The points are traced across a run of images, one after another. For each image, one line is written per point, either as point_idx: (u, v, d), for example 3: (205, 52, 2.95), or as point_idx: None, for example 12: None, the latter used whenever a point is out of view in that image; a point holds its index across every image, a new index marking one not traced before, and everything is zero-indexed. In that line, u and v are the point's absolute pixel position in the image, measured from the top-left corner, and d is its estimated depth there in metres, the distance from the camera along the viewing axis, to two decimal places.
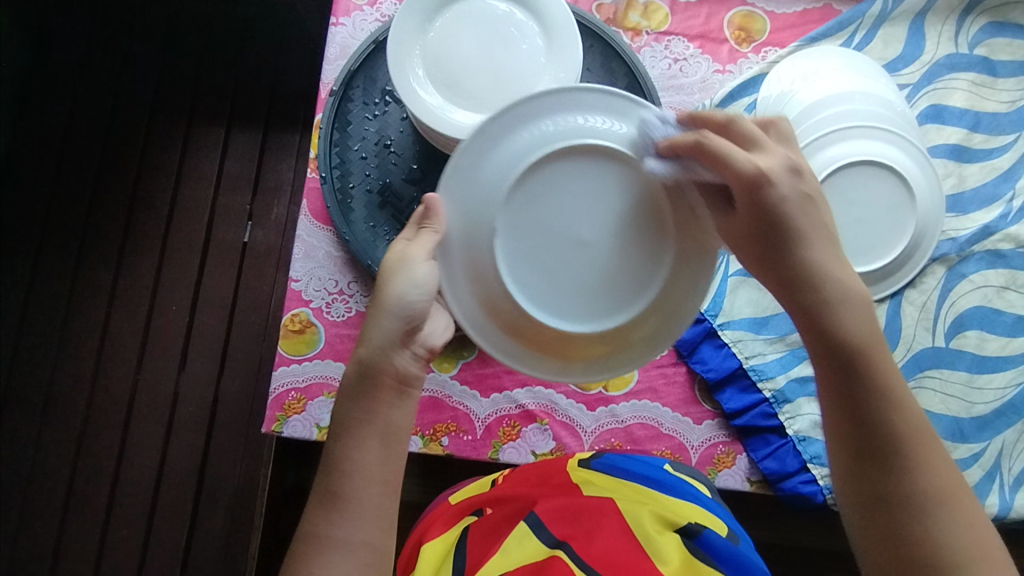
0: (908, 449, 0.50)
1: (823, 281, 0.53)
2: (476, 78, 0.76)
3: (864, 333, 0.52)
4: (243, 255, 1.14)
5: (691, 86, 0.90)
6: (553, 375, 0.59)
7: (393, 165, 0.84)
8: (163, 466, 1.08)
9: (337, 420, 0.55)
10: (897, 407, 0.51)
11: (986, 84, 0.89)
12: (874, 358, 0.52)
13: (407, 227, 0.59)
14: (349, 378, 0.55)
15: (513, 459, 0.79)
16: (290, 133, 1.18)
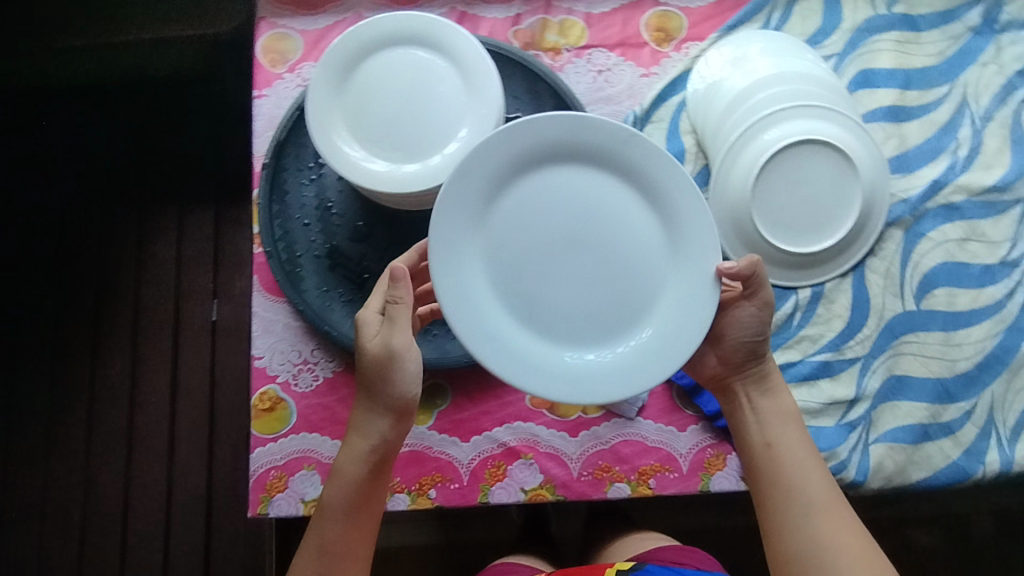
0: (814, 497, 0.65)
1: (769, 380, 0.71)
2: (401, 129, 0.76)
3: (789, 416, 0.70)
4: (214, 334, 1.14)
5: (619, 94, 0.89)
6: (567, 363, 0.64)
7: (338, 226, 0.84)
8: (167, 557, 1.07)
9: (336, 492, 0.66)
10: (828, 526, 0.63)
11: (910, 40, 0.88)
12: (791, 429, 0.69)
13: (392, 326, 0.65)
14: (348, 462, 0.67)
15: (504, 500, 0.78)
16: (242, 204, 1.18)
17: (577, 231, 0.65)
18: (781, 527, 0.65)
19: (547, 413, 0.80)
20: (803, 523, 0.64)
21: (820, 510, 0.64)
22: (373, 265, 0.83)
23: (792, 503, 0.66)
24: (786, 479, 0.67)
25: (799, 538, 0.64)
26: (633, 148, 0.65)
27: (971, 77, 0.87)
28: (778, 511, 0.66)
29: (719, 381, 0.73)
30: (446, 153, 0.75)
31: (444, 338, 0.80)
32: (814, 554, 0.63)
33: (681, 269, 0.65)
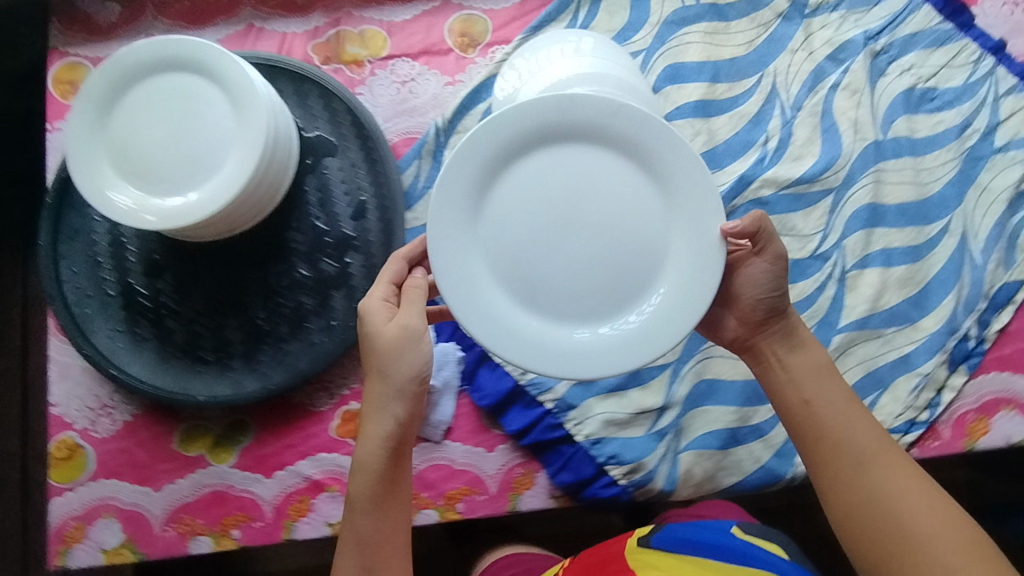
0: (861, 455, 0.59)
1: (801, 337, 0.64)
2: (167, 159, 0.71)
3: (817, 369, 0.63)
4: None
5: (424, 106, 0.86)
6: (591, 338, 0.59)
7: (131, 262, 0.79)
8: None
9: (359, 483, 0.61)
10: (891, 480, 0.58)
11: (719, 30, 0.86)
12: (826, 381, 0.62)
13: (405, 315, 0.61)
14: (363, 454, 0.61)
15: (309, 535, 0.76)
16: None
17: (569, 213, 0.59)
18: (836, 486, 0.60)
19: (352, 443, 0.77)
20: (862, 479, 0.59)
21: (886, 462, 0.59)
22: (170, 300, 0.78)
23: (837, 466, 0.60)
24: (846, 440, 0.60)
25: (859, 499, 0.58)
26: (623, 118, 0.58)
27: (781, 65, 0.84)
28: (833, 473, 0.60)
29: (740, 343, 0.67)
30: (214, 184, 0.71)
31: (242, 374, 0.77)
32: (884, 515, 0.57)
33: (682, 226, 0.60)
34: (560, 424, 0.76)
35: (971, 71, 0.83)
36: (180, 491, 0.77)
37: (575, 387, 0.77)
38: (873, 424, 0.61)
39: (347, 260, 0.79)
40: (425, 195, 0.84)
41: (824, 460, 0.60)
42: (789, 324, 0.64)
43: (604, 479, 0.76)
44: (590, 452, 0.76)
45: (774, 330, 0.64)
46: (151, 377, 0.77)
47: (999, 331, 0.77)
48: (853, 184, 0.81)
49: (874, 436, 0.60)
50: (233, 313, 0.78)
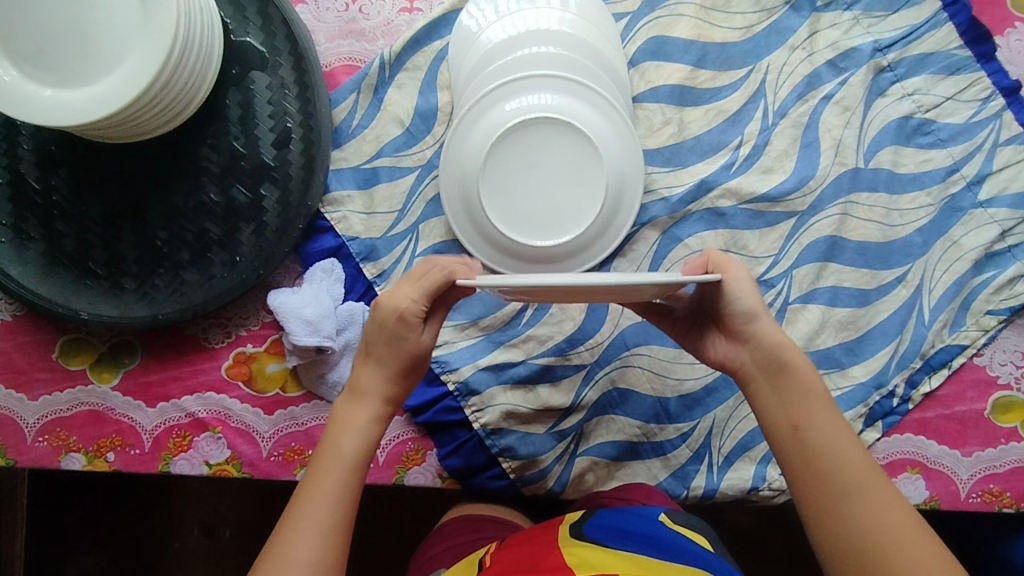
0: (844, 485, 0.53)
1: (785, 351, 0.57)
2: (59, 46, 0.63)
3: (798, 387, 0.56)
4: None
5: (374, 31, 0.77)
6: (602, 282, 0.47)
7: (24, 149, 0.72)
8: None
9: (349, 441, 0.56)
10: (878, 508, 0.52)
11: (717, 6, 0.76)
12: (806, 402, 0.56)
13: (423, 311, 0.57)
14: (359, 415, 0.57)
15: (185, 472, 0.73)
16: None
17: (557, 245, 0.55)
18: (820, 519, 0.53)
19: (242, 386, 0.74)
20: (848, 507, 0.52)
21: (869, 488, 0.52)
22: (63, 199, 0.73)
23: (819, 494, 0.53)
24: (831, 466, 0.53)
25: (847, 532, 0.51)
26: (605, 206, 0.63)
27: (776, 61, 0.76)
28: (817, 504, 0.53)
29: (731, 367, 0.59)
30: (105, 84, 0.63)
31: (131, 296, 0.73)
32: (872, 552, 0.50)
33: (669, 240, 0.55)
34: (458, 407, 0.73)
35: (976, 108, 0.75)
36: (56, 405, 0.74)
37: (481, 372, 0.74)
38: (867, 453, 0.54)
39: (262, 192, 0.74)
40: (360, 134, 0.76)
41: (812, 488, 0.53)
42: (770, 342, 0.57)
43: (493, 470, 0.74)
44: (484, 441, 0.73)
45: (757, 342, 0.57)
46: (34, 282, 0.72)
47: (926, 393, 0.75)
48: (819, 212, 0.75)
49: (861, 460, 0.54)
50: (131, 229, 0.73)
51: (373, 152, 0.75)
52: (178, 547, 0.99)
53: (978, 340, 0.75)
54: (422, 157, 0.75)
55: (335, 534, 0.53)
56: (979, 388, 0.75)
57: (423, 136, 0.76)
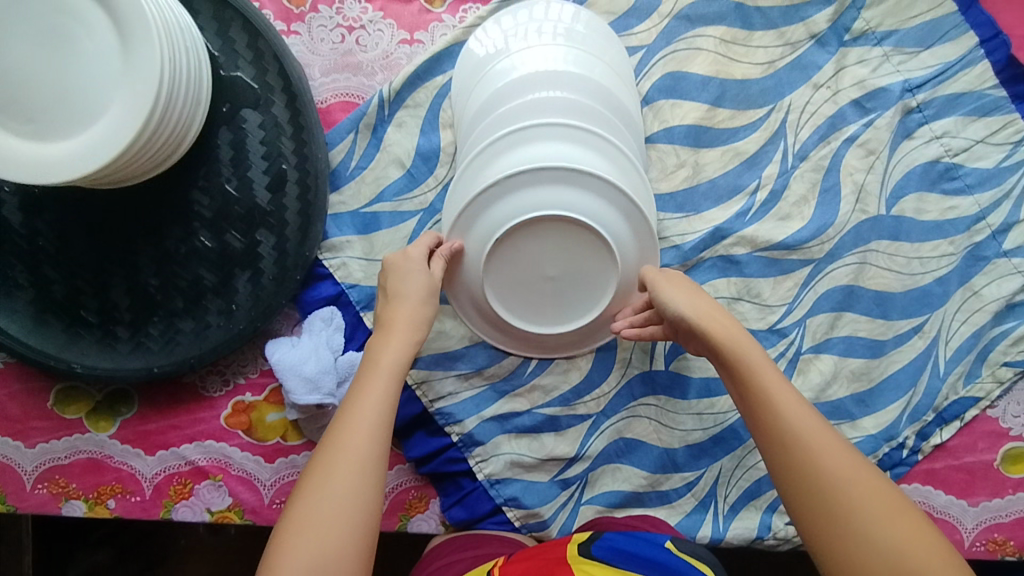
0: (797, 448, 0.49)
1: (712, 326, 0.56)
2: (35, 96, 0.59)
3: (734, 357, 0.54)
4: None
5: (372, 64, 0.73)
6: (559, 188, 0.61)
7: (5, 193, 0.69)
8: None
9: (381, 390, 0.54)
10: (832, 462, 0.48)
11: (737, 40, 0.72)
12: (747, 368, 0.53)
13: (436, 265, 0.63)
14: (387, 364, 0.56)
15: (187, 518, 0.73)
16: None
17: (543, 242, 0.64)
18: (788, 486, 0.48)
19: (243, 435, 0.73)
20: (804, 464, 0.48)
21: (816, 444, 0.49)
22: (49, 243, 0.70)
23: (776, 466, 0.49)
24: (777, 429, 0.50)
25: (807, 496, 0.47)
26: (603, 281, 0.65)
27: (799, 99, 0.72)
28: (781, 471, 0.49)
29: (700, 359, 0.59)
30: (87, 137, 0.59)
31: (125, 346, 0.71)
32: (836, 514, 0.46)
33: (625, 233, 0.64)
34: (463, 458, 0.72)
35: (1007, 153, 0.71)
36: (53, 452, 0.73)
37: (485, 423, 0.73)
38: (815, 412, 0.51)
39: (257, 238, 0.71)
40: (359, 175, 0.73)
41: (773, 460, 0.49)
42: (697, 320, 0.57)
43: (498, 516, 0.73)
44: (489, 491, 0.72)
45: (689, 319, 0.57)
46: (24, 333, 0.70)
47: (937, 445, 0.73)
48: (836, 259, 0.72)
49: (808, 420, 0.50)
50: (123, 276, 0.71)
51: (372, 195, 0.72)
52: (186, 542, 0.94)
53: (992, 392, 0.73)
54: (423, 201, 0.72)
55: (361, 490, 0.49)
56: (990, 439, 0.74)
57: (425, 178, 0.72)
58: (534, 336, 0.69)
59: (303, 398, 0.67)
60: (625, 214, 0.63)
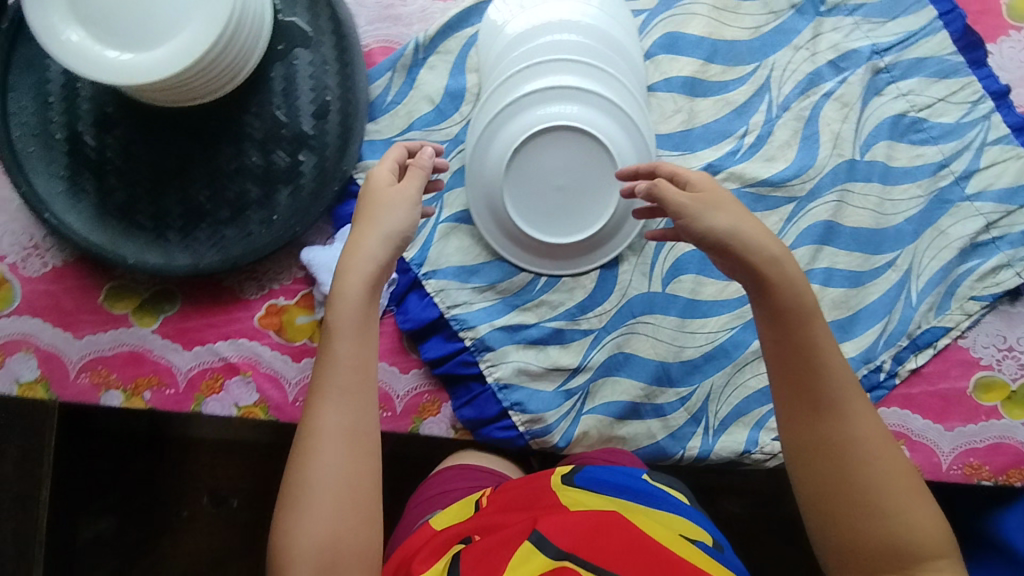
0: (839, 410, 0.57)
1: (753, 250, 0.59)
2: (125, 14, 0.69)
3: (788, 310, 0.59)
4: None
5: (410, 16, 0.83)
6: (565, 98, 0.74)
7: (83, 110, 0.78)
8: None
9: (338, 376, 0.58)
10: (865, 429, 0.57)
11: (728, 8, 0.83)
12: (801, 328, 0.59)
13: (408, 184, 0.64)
14: (353, 354, 0.58)
15: (216, 412, 0.79)
16: None
17: (555, 149, 0.74)
18: (816, 448, 0.57)
19: (273, 335, 0.80)
20: (842, 428, 0.57)
21: (851, 409, 0.57)
22: (116, 157, 0.79)
23: (808, 428, 0.58)
24: (821, 390, 0.58)
25: (830, 457, 0.56)
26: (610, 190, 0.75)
27: (781, 59, 0.82)
28: (814, 430, 0.57)
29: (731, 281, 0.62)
30: (167, 48, 0.69)
31: (175, 246, 0.78)
32: (854, 476, 0.55)
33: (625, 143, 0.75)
34: (474, 362, 0.79)
35: (966, 110, 0.81)
36: (99, 344, 0.79)
37: (496, 331, 0.79)
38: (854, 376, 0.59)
39: (300, 157, 0.80)
40: (393, 109, 0.82)
41: (804, 417, 0.58)
42: (722, 242, 0.59)
43: (503, 421, 0.78)
44: (497, 394, 0.78)
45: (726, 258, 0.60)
46: (84, 231, 0.77)
47: (912, 370, 0.79)
48: (817, 198, 0.81)
49: (849, 380, 0.58)
50: (177, 186, 0.79)
51: (404, 125, 0.81)
52: (185, 515, 1.06)
53: (962, 323, 0.79)
54: (448, 133, 0.81)
55: (357, 463, 0.56)
56: (963, 367, 0.79)
57: (452, 113, 0.82)
58: (549, 245, 0.78)
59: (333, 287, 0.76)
60: (623, 123, 0.75)
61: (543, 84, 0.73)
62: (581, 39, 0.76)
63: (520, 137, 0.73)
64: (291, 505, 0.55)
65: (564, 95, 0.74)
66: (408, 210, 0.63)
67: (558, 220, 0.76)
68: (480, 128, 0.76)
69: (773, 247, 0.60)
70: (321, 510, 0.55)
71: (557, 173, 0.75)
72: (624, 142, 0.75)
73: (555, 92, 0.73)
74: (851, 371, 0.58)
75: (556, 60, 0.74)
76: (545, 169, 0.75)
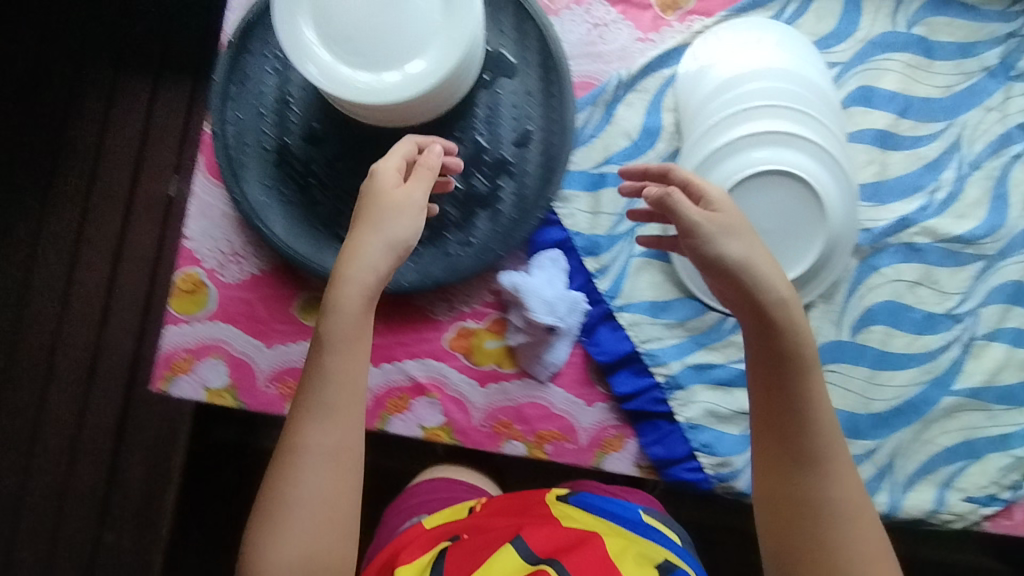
0: (830, 465, 0.59)
1: (767, 289, 0.60)
2: (368, 34, 0.70)
3: (776, 356, 0.60)
4: (130, 204, 1.12)
5: (610, 54, 0.84)
6: (780, 143, 0.74)
7: (293, 123, 0.80)
8: (36, 439, 1.07)
9: (327, 394, 0.58)
10: (840, 487, 0.59)
11: (920, 67, 0.84)
12: (789, 376, 0.60)
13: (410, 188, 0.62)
14: (343, 371, 0.59)
15: (400, 431, 0.78)
16: (184, 84, 1.14)
17: (768, 192, 0.74)
18: (790, 502, 0.60)
19: (461, 358, 0.80)
20: (819, 484, 0.59)
21: (835, 469, 0.59)
22: (320, 171, 0.80)
23: (787, 479, 0.60)
24: (796, 442, 0.60)
25: (805, 510, 0.59)
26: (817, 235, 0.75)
27: (972, 119, 0.83)
28: (779, 477, 0.60)
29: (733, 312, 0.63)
30: (407, 71, 0.70)
31: None
32: (820, 531, 0.58)
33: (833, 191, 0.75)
34: (664, 400, 0.78)
35: None
36: (290, 356, 0.79)
37: (688, 369, 0.79)
38: (837, 424, 0.61)
39: (500, 183, 0.80)
40: (589, 142, 0.83)
41: (783, 467, 0.60)
42: (735, 273, 0.60)
43: (690, 462, 0.78)
44: (685, 434, 0.78)
45: (738, 295, 0.61)
46: (287, 239, 0.78)
47: None
48: (1008, 257, 0.81)
49: (835, 436, 0.60)
50: None
51: (602, 158, 0.82)
52: None
53: None
54: None
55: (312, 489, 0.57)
56: None
57: (647, 150, 0.83)
58: None
59: (542, 313, 0.75)
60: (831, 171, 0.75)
61: (759, 127, 0.74)
62: (789, 86, 0.77)
63: (736, 177, 0.73)
64: (269, 524, 0.57)
65: (779, 139, 0.74)
66: (407, 215, 0.61)
67: (760, 262, 0.76)
68: (688, 168, 0.77)
69: (784, 290, 0.61)
70: (302, 526, 0.57)
71: (767, 216, 0.74)
72: (833, 188, 0.75)
73: (770, 135, 0.74)
74: (837, 428, 0.60)
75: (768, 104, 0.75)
76: (756, 211, 0.74)
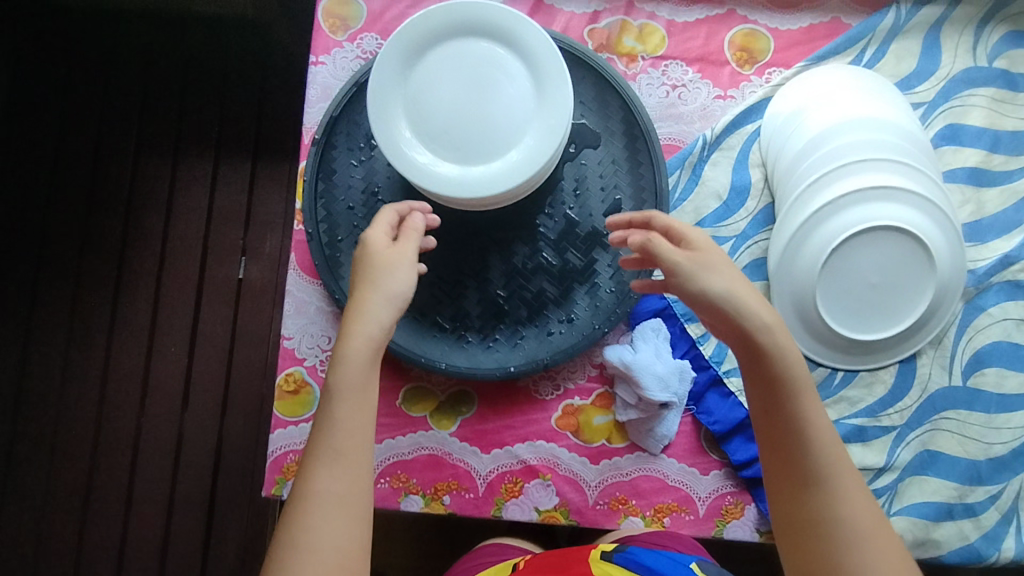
0: (826, 490, 0.52)
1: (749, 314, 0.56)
2: (463, 128, 0.70)
3: (773, 378, 0.56)
4: (202, 289, 1.12)
5: (691, 114, 0.85)
6: (884, 197, 0.72)
7: None
8: (126, 532, 1.06)
9: (337, 439, 0.51)
10: (850, 514, 0.51)
11: (1006, 99, 0.83)
12: (796, 399, 0.55)
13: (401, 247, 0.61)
14: (353, 424, 0.52)
15: (516, 517, 0.77)
16: (242, 160, 1.14)
17: (871, 249, 0.73)
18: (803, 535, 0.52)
19: (571, 436, 0.79)
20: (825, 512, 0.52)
21: (841, 492, 0.52)
22: None
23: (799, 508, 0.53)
24: (800, 470, 0.54)
25: (817, 545, 0.51)
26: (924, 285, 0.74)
27: None
28: (788, 511, 0.54)
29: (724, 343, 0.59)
30: (504, 162, 0.70)
31: (476, 348, 0.79)
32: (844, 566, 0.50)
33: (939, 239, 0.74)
34: None
35: None
36: (398, 448, 0.78)
37: None
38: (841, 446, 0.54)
39: (594, 256, 0.80)
40: (679, 206, 0.83)
41: (789, 498, 0.54)
42: (721, 305, 0.57)
43: None
44: None
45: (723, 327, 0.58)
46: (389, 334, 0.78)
47: None
48: None
49: (839, 457, 0.54)
50: (476, 286, 0.79)
51: (694, 222, 0.82)
52: None
53: None
54: (736, 228, 0.82)
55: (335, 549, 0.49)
56: None
57: (738, 208, 0.82)
58: (858, 341, 0.77)
59: (658, 393, 0.75)
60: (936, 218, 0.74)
61: (859, 182, 0.73)
62: (885, 134, 0.75)
63: (839, 238, 0.73)
64: None
65: (882, 194, 0.73)
66: (397, 272, 0.59)
67: (868, 317, 0.75)
68: (790, 229, 0.76)
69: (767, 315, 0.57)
70: None
71: (871, 272, 0.74)
72: (939, 237, 0.74)
73: (871, 190, 0.73)
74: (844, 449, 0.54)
75: (866, 156, 0.74)
76: (859, 268, 0.74)
